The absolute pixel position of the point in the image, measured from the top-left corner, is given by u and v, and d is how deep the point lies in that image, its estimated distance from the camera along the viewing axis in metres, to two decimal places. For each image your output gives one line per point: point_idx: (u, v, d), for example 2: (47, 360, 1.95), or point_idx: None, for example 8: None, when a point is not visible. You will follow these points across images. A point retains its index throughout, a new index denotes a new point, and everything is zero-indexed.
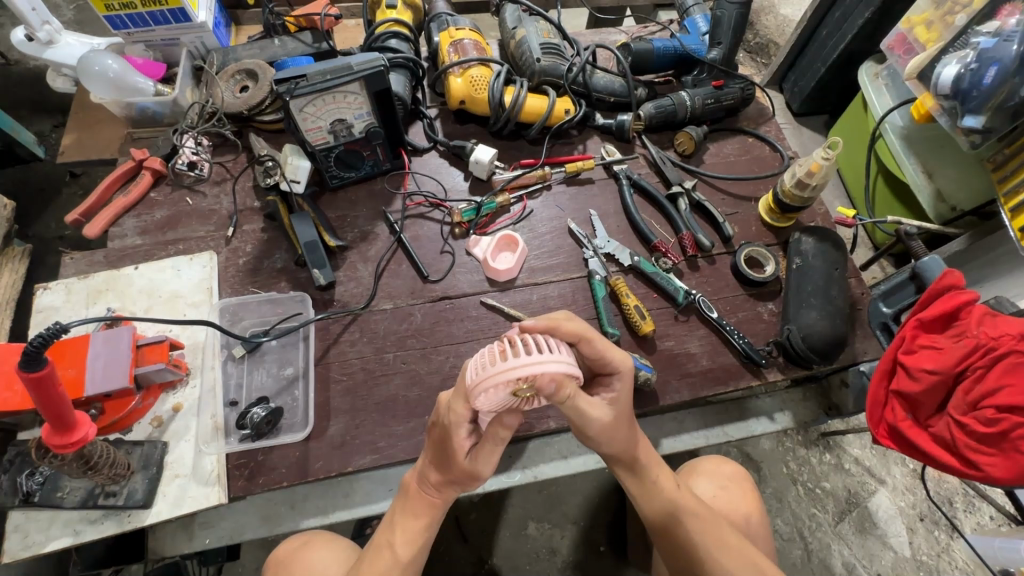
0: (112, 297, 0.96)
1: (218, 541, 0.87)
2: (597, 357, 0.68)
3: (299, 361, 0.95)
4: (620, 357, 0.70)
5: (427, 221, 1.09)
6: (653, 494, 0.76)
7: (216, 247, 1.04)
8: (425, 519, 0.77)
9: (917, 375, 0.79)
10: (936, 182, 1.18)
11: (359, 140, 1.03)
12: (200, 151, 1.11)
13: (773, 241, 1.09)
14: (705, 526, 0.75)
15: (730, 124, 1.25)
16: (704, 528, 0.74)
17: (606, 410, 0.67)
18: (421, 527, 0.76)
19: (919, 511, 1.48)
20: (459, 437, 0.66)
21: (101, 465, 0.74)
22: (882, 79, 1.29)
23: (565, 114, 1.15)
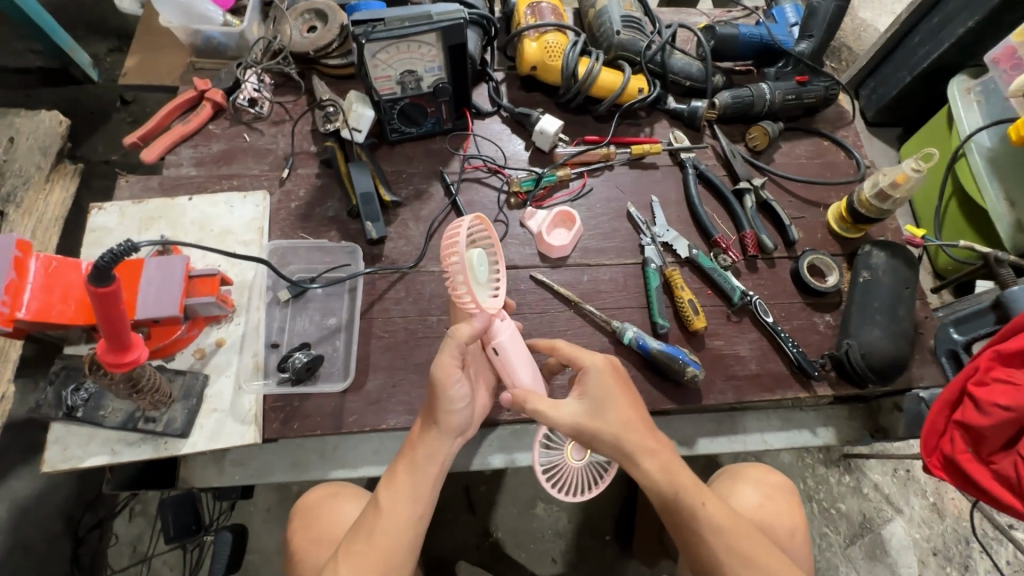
0: (164, 225, 0.96)
1: (247, 479, 0.88)
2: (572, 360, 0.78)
3: (343, 312, 0.94)
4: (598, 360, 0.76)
5: (482, 186, 1.06)
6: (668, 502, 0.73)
7: (270, 187, 1.02)
8: (405, 476, 0.70)
9: (988, 410, 0.75)
10: (1017, 211, 1.13)
11: (426, 94, 1.00)
12: (262, 88, 1.09)
13: (838, 252, 1.04)
14: (733, 535, 0.71)
15: (806, 124, 1.18)
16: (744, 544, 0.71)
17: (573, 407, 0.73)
18: (407, 482, 0.70)
19: (934, 545, 1.45)
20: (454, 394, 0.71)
21: (147, 389, 0.75)
22: (975, 95, 1.21)
23: (637, 92, 1.11)
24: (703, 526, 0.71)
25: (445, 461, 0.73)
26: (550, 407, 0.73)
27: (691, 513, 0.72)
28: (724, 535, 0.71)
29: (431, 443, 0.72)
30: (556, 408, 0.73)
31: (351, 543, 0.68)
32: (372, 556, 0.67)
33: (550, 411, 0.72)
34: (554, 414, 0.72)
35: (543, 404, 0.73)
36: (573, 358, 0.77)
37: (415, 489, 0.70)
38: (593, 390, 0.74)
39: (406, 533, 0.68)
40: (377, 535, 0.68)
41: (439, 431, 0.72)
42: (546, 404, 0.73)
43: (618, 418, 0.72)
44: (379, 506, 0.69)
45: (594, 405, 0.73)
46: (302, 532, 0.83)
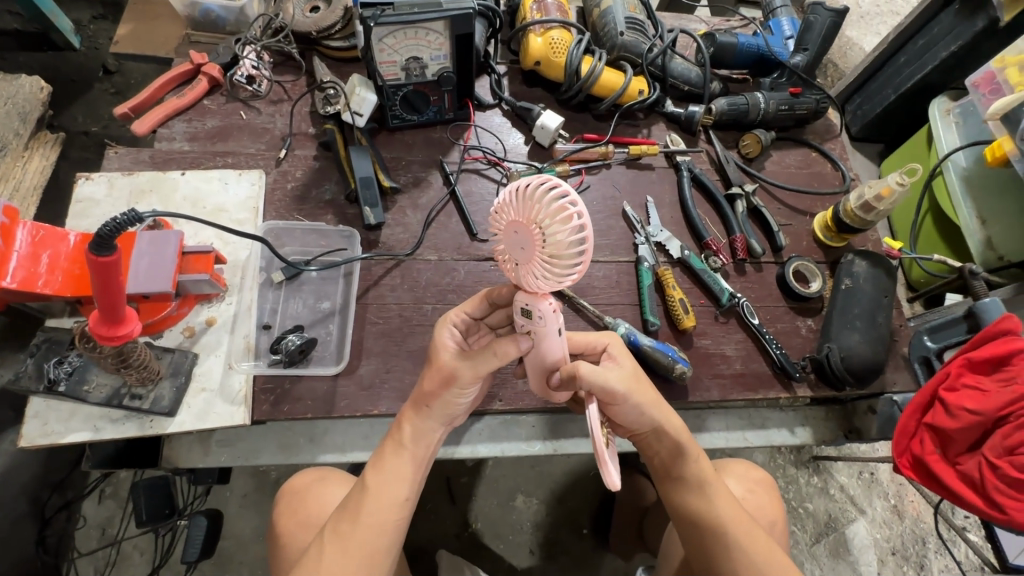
0: (154, 199, 0.94)
1: (233, 460, 0.87)
2: (590, 344, 0.78)
3: (338, 296, 0.94)
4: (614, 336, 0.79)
5: (481, 177, 1.06)
6: (692, 494, 0.77)
7: (266, 167, 1.01)
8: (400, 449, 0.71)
9: (956, 413, 0.79)
10: (988, 229, 1.19)
11: (430, 83, 1.00)
12: (261, 66, 1.07)
13: (822, 259, 1.08)
14: (733, 520, 0.73)
15: (796, 135, 1.22)
16: (737, 527, 0.73)
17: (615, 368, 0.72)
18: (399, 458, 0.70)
19: (893, 545, 1.51)
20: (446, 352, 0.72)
21: (135, 364, 0.74)
22: (953, 116, 1.27)
23: (637, 94, 1.13)
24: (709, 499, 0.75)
25: (428, 445, 0.73)
26: (596, 372, 0.70)
27: (698, 485, 0.77)
28: (720, 512, 0.74)
29: (417, 425, 0.72)
30: (606, 372, 0.70)
31: (337, 525, 0.67)
32: (359, 537, 0.66)
33: (598, 377, 0.69)
34: (602, 379, 0.70)
35: (589, 369, 0.69)
36: (588, 342, 0.78)
37: (399, 470, 0.70)
38: (626, 366, 0.75)
39: (395, 512, 0.68)
40: (361, 517, 0.67)
41: (427, 414, 0.71)
42: (593, 370, 0.69)
43: (649, 395, 0.74)
44: (366, 486, 0.69)
45: (631, 378, 0.73)
46: (290, 516, 0.82)
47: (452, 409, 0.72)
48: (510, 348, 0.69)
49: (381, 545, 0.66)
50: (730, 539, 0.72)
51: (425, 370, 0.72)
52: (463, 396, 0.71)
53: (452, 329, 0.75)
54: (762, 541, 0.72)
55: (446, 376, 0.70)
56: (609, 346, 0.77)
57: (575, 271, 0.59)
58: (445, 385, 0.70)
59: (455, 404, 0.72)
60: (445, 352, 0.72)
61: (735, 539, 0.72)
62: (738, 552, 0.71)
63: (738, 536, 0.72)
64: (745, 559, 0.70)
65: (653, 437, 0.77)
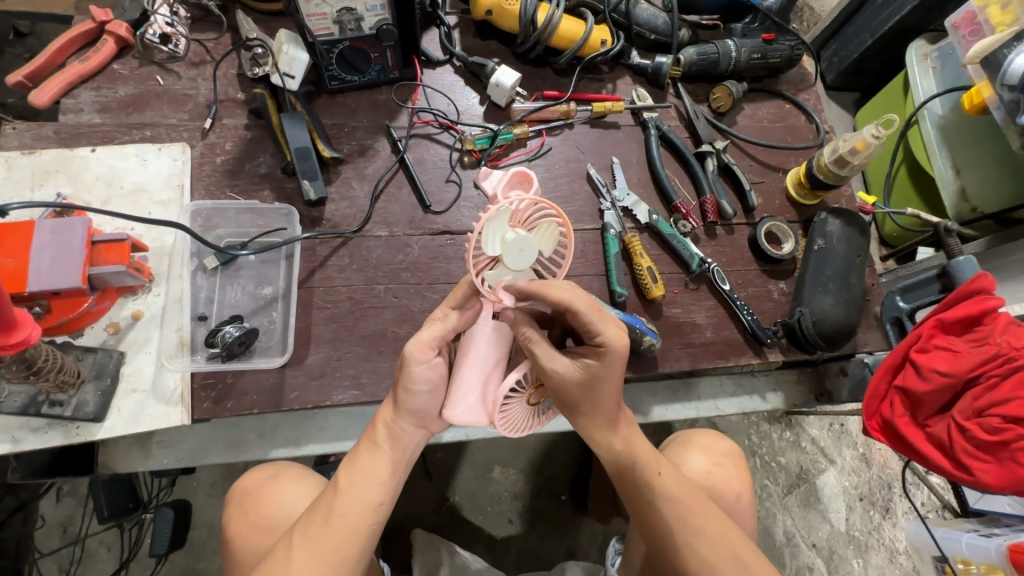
0: (62, 180, 0.84)
1: (177, 462, 0.81)
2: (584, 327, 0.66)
3: (280, 280, 0.86)
4: (614, 335, 0.66)
5: (433, 143, 0.97)
6: (633, 486, 0.74)
7: (190, 139, 0.91)
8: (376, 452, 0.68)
9: (928, 375, 0.79)
10: (962, 179, 1.17)
11: (368, 38, 0.88)
12: (175, 22, 0.95)
13: (795, 218, 1.04)
14: (685, 507, 0.72)
15: (769, 85, 1.14)
16: (684, 519, 0.71)
17: (572, 370, 0.66)
18: (372, 464, 0.67)
19: (860, 491, 1.49)
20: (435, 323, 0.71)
21: (46, 370, 0.66)
22: (931, 61, 1.20)
23: (600, 45, 1.03)
24: (654, 493, 0.72)
25: (406, 445, 0.69)
26: (546, 357, 0.66)
27: (646, 478, 0.73)
28: (667, 508, 0.72)
29: (391, 425, 0.69)
30: (550, 358, 0.66)
31: (308, 526, 0.63)
32: (330, 539, 0.62)
33: (545, 361, 0.66)
34: (550, 367, 0.66)
35: (543, 352, 0.66)
36: (587, 328, 0.65)
37: (373, 471, 0.67)
38: (598, 369, 0.66)
39: (368, 518, 0.64)
40: (335, 517, 0.63)
41: (398, 411, 0.68)
42: (545, 352, 0.66)
43: (609, 396, 0.70)
44: (338, 488, 0.65)
45: (591, 379, 0.67)
46: (242, 516, 0.78)
47: (414, 402, 0.68)
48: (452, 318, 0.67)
49: (355, 548, 0.63)
50: (682, 534, 0.71)
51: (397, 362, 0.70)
52: (416, 383, 0.67)
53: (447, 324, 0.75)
54: (713, 530, 0.71)
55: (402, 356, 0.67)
56: (606, 343, 0.66)
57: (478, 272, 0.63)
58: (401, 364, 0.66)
59: (410, 394, 0.67)
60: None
61: (681, 531, 0.71)
62: (685, 544, 0.70)
63: (680, 524, 0.71)
64: (696, 554, 0.70)
65: (602, 433, 0.74)
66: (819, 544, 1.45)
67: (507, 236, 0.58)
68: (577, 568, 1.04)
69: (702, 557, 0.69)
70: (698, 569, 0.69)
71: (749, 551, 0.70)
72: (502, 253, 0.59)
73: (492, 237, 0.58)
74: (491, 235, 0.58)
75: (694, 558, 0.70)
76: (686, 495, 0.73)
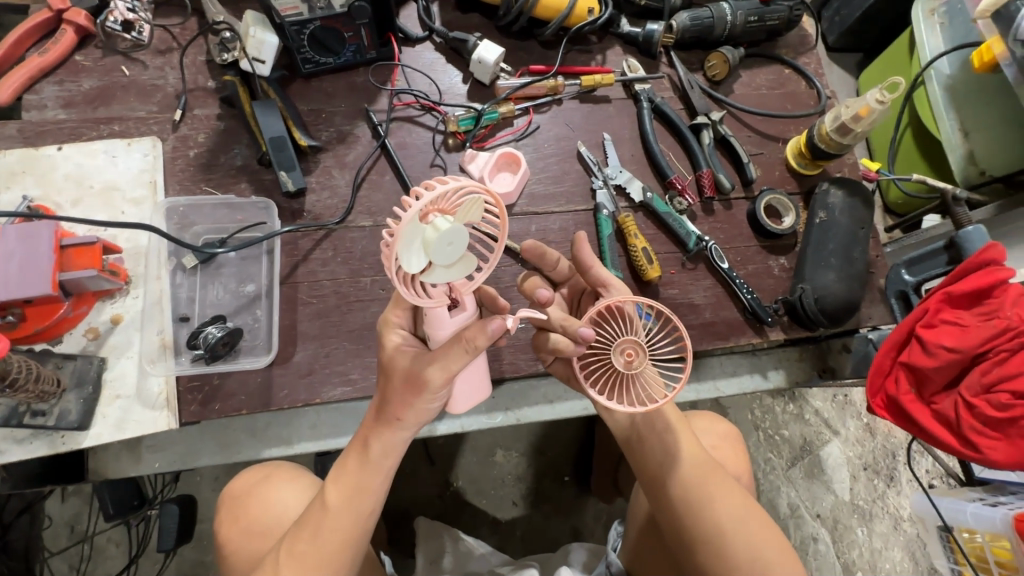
0: (30, 182, 0.81)
1: (169, 465, 0.80)
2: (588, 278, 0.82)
3: (262, 277, 0.84)
4: None
5: (415, 126, 0.93)
6: (664, 447, 0.73)
7: (161, 132, 0.87)
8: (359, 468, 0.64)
9: (934, 351, 0.77)
10: (970, 142, 1.12)
11: (340, 16, 0.82)
12: (137, 7, 0.89)
13: (796, 190, 1.00)
14: (711, 472, 0.72)
15: (767, 50, 1.09)
16: (713, 482, 0.71)
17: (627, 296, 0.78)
18: (360, 479, 0.64)
19: (864, 461, 1.48)
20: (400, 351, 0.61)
21: (22, 382, 0.65)
22: (938, 17, 1.14)
23: (587, 13, 0.98)
24: (686, 456, 0.72)
25: (402, 450, 0.66)
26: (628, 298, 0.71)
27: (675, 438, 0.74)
28: (698, 469, 0.72)
29: (387, 439, 0.63)
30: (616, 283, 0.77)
31: (295, 541, 0.63)
32: (316, 553, 0.62)
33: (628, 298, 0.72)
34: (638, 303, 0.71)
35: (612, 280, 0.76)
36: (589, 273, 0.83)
37: (360, 481, 0.64)
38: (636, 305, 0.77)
39: (359, 523, 0.64)
40: (324, 531, 0.62)
41: (398, 427, 0.63)
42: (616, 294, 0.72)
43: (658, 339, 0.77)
44: (326, 502, 0.63)
45: None
46: (234, 521, 0.78)
47: (425, 415, 0.63)
48: (479, 334, 0.57)
49: (342, 557, 0.63)
50: (714, 492, 0.70)
51: (383, 380, 0.63)
52: (435, 400, 0.62)
53: (401, 330, 0.64)
54: (739, 497, 0.71)
55: (413, 382, 0.60)
56: None
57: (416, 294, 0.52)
58: (415, 392, 0.60)
59: (415, 414, 0.63)
60: (404, 357, 0.62)
61: (714, 493, 0.70)
62: (713, 509, 0.69)
63: (714, 486, 0.70)
64: (726, 517, 0.68)
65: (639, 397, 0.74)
66: (823, 515, 1.44)
67: (427, 237, 0.46)
68: (580, 552, 1.03)
69: (734, 512, 0.69)
70: (727, 530, 0.68)
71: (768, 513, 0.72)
72: (429, 257, 0.47)
73: (410, 248, 0.46)
74: (407, 249, 0.46)
75: (726, 516, 0.68)
76: (710, 461, 0.74)
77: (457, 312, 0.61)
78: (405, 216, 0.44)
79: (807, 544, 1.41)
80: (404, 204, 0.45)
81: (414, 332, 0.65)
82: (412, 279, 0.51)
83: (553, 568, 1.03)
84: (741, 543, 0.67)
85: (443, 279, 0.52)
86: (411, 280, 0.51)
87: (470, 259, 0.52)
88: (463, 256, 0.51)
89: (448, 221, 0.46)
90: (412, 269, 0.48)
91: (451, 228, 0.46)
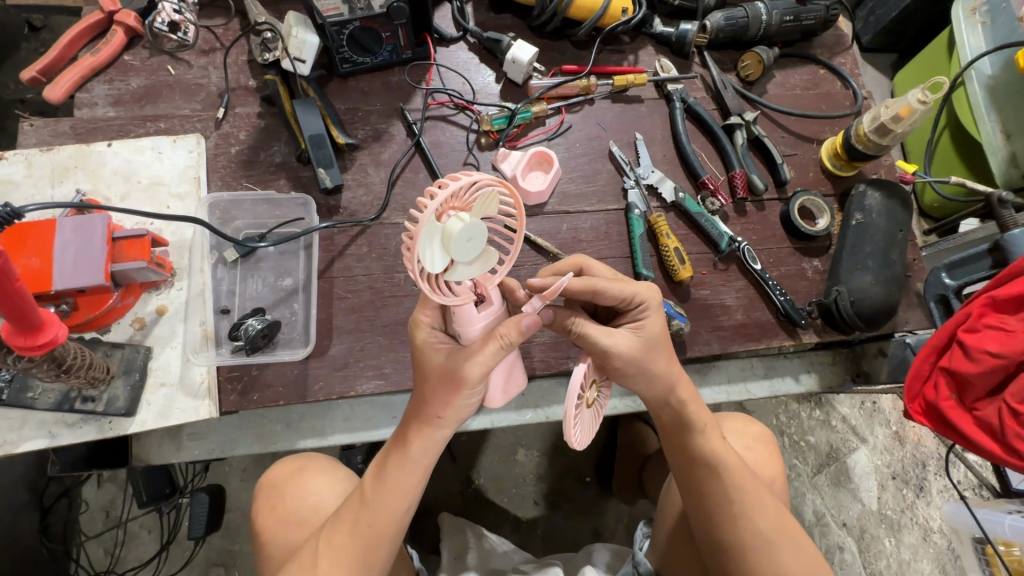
0: (81, 176, 0.84)
1: (207, 453, 0.83)
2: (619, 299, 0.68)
3: (300, 272, 0.86)
4: (648, 289, 0.69)
5: (449, 125, 0.94)
6: (693, 455, 0.72)
7: (204, 130, 0.89)
8: (399, 471, 0.65)
9: (977, 356, 0.75)
10: (1012, 144, 1.09)
11: (378, 17, 0.84)
12: (183, 9, 0.92)
13: (830, 192, 0.99)
14: (743, 480, 0.71)
15: (802, 49, 1.08)
16: (742, 491, 0.70)
17: (629, 341, 0.66)
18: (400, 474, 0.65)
19: (893, 470, 1.45)
20: (434, 351, 0.63)
21: (76, 367, 0.68)
22: (980, 16, 1.11)
23: (621, 13, 0.98)
24: (716, 463, 0.71)
25: (439, 450, 0.67)
26: (602, 333, 0.65)
27: (705, 447, 0.71)
28: (728, 478, 0.70)
29: (425, 439, 0.65)
30: (612, 336, 0.65)
31: (332, 535, 0.65)
32: (353, 548, 0.64)
33: (602, 337, 0.64)
34: (608, 342, 0.64)
35: (600, 331, 0.65)
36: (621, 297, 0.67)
37: (400, 481, 0.65)
38: (651, 330, 0.68)
39: (395, 520, 0.65)
40: (361, 528, 0.64)
41: (439, 425, 0.64)
42: (599, 329, 0.65)
43: (666, 361, 0.69)
44: (366, 500, 0.65)
45: (646, 343, 0.67)
46: (270, 509, 0.80)
47: (464, 412, 0.65)
48: (513, 330, 0.59)
49: (379, 552, 0.64)
50: (738, 506, 0.69)
51: (421, 380, 0.63)
52: (472, 397, 0.63)
53: (430, 327, 0.64)
54: (770, 504, 0.70)
55: (450, 379, 0.61)
56: (645, 300, 0.69)
57: (440, 293, 0.53)
58: (454, 389, 0.61)
59: (453, 413, 0.64)
60: (438, 355, 0.62)
61: (741, 503, 0.69)
62: (742, 516, 0.69)
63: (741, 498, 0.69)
64: (753, 527, 0.68)
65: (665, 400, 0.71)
66: (850, 524, 1.41)
67: (446, 234, 0.47)
68: (604, 552, 1.02)
69: (759, 521, 0.69)
70: (752, 539, 0.68)
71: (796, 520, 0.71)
72: (450, 254, 0.48)
73: (430, 247, 0.47)
74: (428, 247, 0.47)
75: (749, 529, 0.68)
76: (740, 466, 0.72)
77: (486, 306, 0.61)
78: (424, 213, 0.44)
79: (833, 553, 1.38)
80: (420, 206, 0.46)
81: (447, 330, 0.65)
82: (437, 281, 0.52)
83: (578, 568, 1.02)
84: (762, 557, 0.67)
85: (466, 274, 0.53)
86: (438, 283, 0.52)
87: (490, 250, 0.53)
88: (484, 252, 0.52)
89: (467, 216, 0.48)
90: (435, 269, 0.49)
91: (470, 222, 0.47)
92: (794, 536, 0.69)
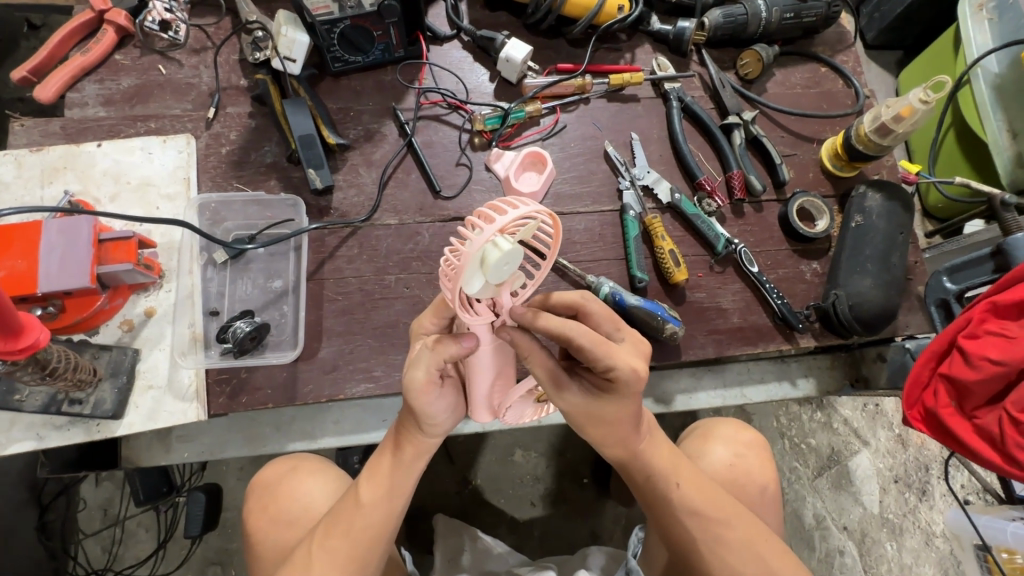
0: (71, 177, 0.84)
1: (197, 455, 0.82)
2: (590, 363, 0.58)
3: (290, 273, 0.85)
4: (626, 368, 0.58)
5: (442, 124, 0.93)
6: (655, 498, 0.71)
7: (195, 130, 0.88)
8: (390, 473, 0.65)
9: (977, 363, 0.73)
10: (1018, 144, 1.06)
11: (369, 15, 0.83)
12: (174, 8, 0.91)
13: (830, 193, 0.97)
14: (710, 517, 0.68)
15: (803, 47, 1.05)
16: (707, 529, 0.68)
17: (575, 402, 0.62)
18: (389, 477, 0.64)
19: (895, 473, 1.43)
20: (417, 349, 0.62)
21: (61, 370, 0.67)
22: (987, 12, 1.08)
23: (617, 11, 0.96)
24: (675, 505, 0.69)
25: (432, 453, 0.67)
26: (552, 389, 0.60)
27: (664, 490, 0.70)
28: (690, 520, 0.69)
29: (419, 444, 0.64)
30: (563, 392, 0.61)
31: (326, 535, 0.64)
32: (347, 551, 0.63)
33: (551, 393, 0.61)
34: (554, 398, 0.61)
35: (552, 386, 0.60)
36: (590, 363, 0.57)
37: (392, 485, 0.64)
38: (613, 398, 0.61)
39: (385, 524, 0.64)
40: (355, 531, 0.63)
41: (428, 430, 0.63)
42: (549, 384, 0.60)
43: (620, 423, 0.64)
44: (358, 501, 0.64)
45: (597, 408, 0.62)
46: (262, 509, 0.79)
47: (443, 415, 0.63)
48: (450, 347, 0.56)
49: (372, 554, 0.64)
50: (702, 546, 0.68)
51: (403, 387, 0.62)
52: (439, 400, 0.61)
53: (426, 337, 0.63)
54: (745, 536, 0.68)
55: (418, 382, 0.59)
56: (617, 375, 0.58)
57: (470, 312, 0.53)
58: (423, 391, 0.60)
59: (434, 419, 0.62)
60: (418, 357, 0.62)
61: (705, 542, 0.68)
62: (710, 554, 0.68)
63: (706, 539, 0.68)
64: (722, 563, 0.67)
65: (616, 449, 0.69)
66: (851, 528, 1.39)
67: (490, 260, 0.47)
68: (599, 556, 1.01)
69: (730, 555, 0.67)
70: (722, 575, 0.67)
71: (775, 550, 0.67)
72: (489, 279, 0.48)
73: (471, 270, 0.47)
74: (470, 270, 0.47)
75: (720, 567, 0.67)
76: (709, 501, 0.69)
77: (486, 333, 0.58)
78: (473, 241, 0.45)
79: (832, 557, 1.36)
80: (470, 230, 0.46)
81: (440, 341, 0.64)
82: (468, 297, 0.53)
83: (572, 571, 1.02)
84: None
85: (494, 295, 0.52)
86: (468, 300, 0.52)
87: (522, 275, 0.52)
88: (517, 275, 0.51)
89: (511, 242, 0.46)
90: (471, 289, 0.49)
91: (512, 250, 0.46)
92: (770, 570, 0.66)
